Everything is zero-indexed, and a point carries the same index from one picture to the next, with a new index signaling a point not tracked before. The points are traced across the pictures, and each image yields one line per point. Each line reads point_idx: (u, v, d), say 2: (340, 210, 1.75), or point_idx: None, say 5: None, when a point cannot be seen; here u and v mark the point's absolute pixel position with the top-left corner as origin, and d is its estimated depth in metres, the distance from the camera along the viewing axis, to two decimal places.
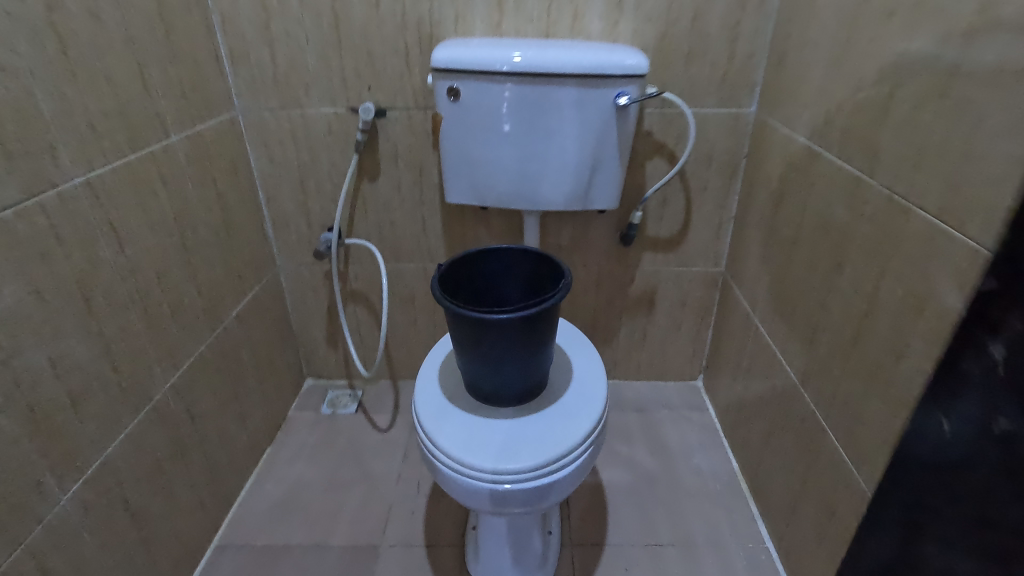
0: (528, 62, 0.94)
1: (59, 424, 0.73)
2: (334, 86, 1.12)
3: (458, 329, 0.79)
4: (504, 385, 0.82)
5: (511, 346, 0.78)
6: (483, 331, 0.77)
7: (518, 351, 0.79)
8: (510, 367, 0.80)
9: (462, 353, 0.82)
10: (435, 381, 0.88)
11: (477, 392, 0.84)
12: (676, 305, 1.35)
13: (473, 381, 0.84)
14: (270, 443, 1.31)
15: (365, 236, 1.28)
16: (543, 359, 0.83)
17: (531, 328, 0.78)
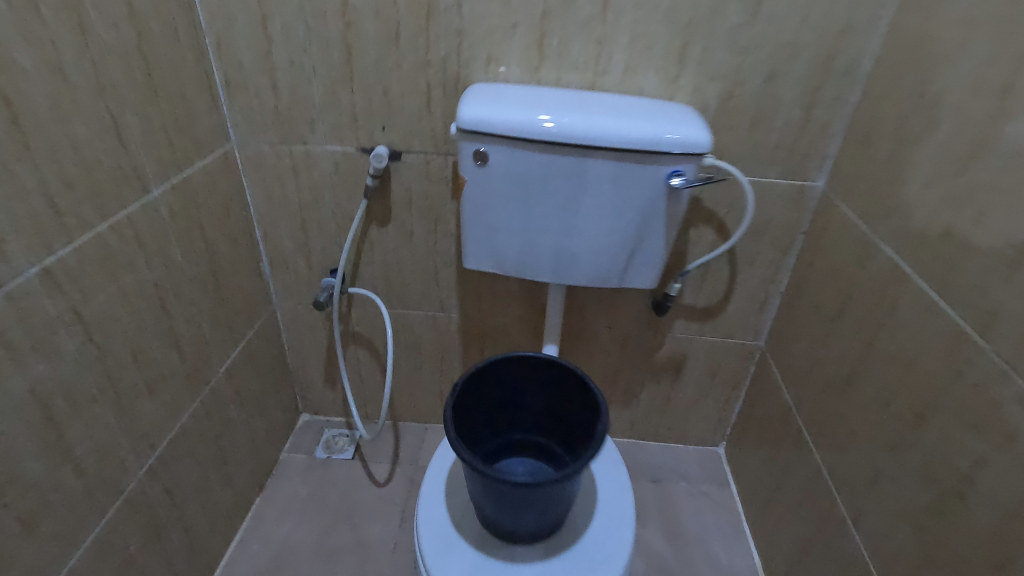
0: (563, 128, 0.81)
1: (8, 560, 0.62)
2: (343, 122, 0.97)
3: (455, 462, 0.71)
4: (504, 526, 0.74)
5: (513, 500, 0.68)
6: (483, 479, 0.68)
7: (523, 505, 0.69)
8: (512, 516, 0.71)
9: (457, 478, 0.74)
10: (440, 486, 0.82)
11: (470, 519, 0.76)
12: (706, 374, 1.24)
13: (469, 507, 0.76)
14: (259, 492, 1.22)
15: (371, 282, 1.15)
16: (555, 512, 0.73)
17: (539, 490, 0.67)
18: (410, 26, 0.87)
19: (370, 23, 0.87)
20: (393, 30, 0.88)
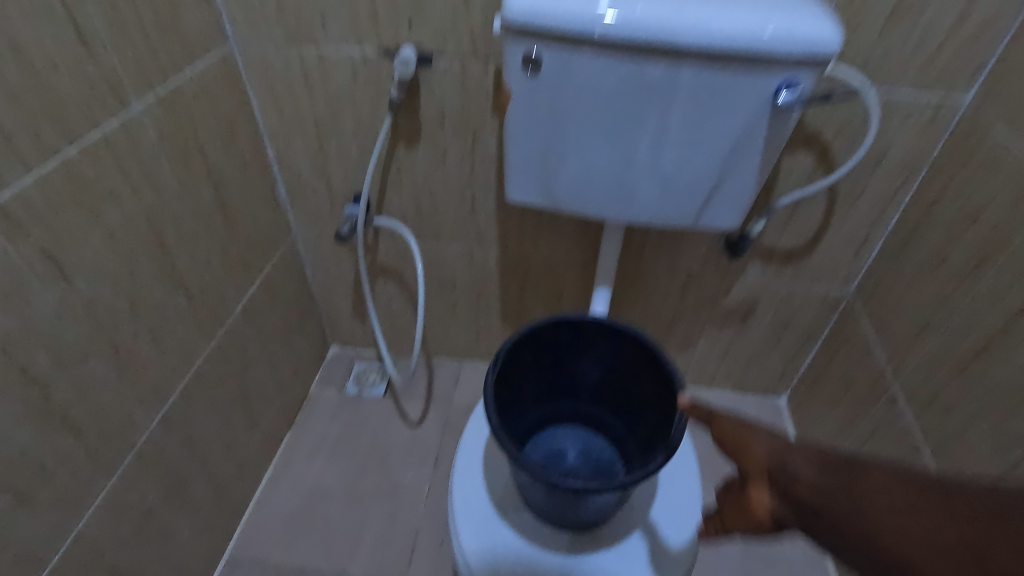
0: (632, 23, 0.61)
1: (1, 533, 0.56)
2: (360, 17, 0.79)
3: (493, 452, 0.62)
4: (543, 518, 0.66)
5: (557, 498, 0.60)
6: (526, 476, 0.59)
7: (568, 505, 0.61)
8: (555, 511, 0.63)
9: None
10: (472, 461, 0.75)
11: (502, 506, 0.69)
12: (778, 323, 1.08)
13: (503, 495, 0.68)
14: (288, 430, 1.17)
15: (400, 211, 1.01)
16: (603, 513, 0.65)
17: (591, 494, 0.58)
18: None
19: None
20: None
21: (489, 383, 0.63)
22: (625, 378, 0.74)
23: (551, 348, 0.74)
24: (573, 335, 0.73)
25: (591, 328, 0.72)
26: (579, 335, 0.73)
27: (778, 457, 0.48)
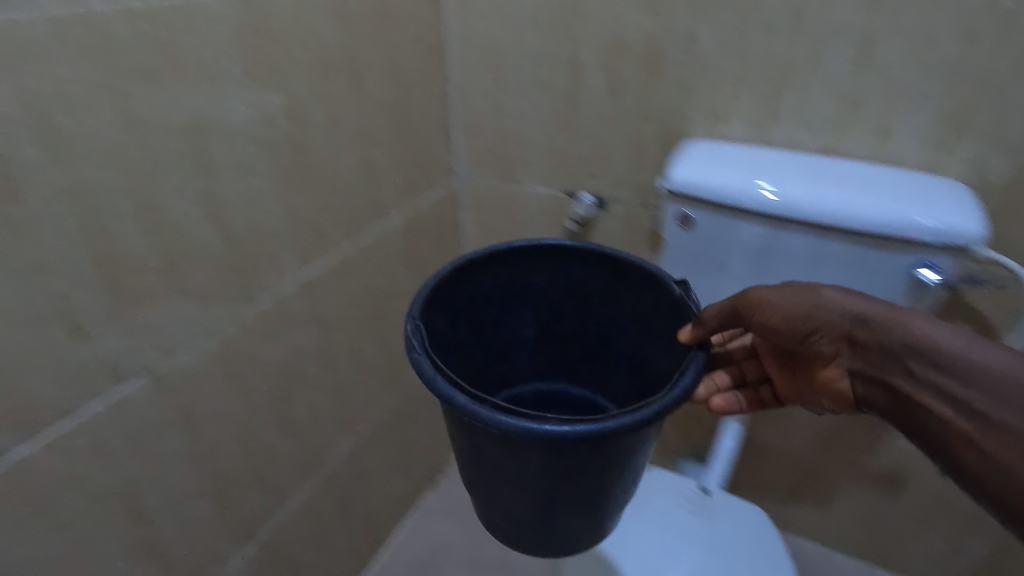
0: (786, 201, 0.73)
1: (238, 502, 0.79)
2: (556, 168, 1.00)
3: (500, 447, 0.56)
4: (583, 506, 0.63)
5: (573, 464, 0.56)
6: (549, 455, 0.55)
7: (594, 471, 0.58)
8: (593, 484, 0.60)
9: (501, 473, 0.60)
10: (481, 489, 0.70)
11: (543, 522, 0.64)
12: (933, 500, 1.00)
13: (530, 509, 0.63)
14: (428, 488, 1.33)
15: None
16: (640, 464, 0.64)
17: (620, 443, 0.55)
18: (634, 79, 0.86)
19: (595, 79, 0.89)
20: (616, 85, 0.88)
21: (429, 370, 0.56)
22: (565, 316, 0.80)
23: (473, 321, 0.75)
24: (496, 276, 0.74)
25: (522, 260, 0.75)
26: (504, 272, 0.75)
27: (860, 326, 0.56)
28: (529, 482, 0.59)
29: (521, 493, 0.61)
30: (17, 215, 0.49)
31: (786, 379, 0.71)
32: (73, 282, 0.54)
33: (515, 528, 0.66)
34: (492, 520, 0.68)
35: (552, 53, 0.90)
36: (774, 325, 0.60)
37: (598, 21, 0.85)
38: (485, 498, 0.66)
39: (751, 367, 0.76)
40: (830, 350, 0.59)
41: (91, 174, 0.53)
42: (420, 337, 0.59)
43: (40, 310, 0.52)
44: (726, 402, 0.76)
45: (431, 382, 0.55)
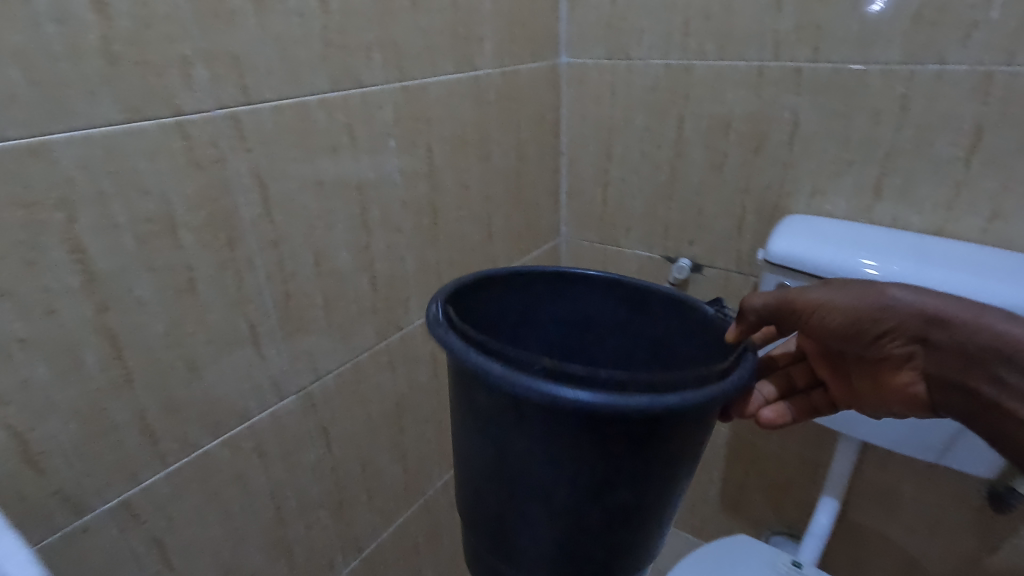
0: (889, 278, 0.75)
1: (351, 515, 0.88)
2: (656, 231, 1.06)
3: (539, 434, 0.50)
4: (617, 525, 0.54)
5: (615, 462, 0.50)
6: (595, 443, 0.49)
7: (642, 471, 0.51)
8: (639, 491, 0.53)
9: (533, 472, 0.52)
10: (495, 524, 0.59)
11: (574, 543, 0.56)
12: None
13: (565, 527, 0.54)
14: None
15: None
16: (684, 481, 0.56)
17: (669, 435, 0.49)
18: (736, 156, 0.92)
19: (698, 153, 0.95)
20: (718, 161, 0.94)
21: (462, 347, 0.50)
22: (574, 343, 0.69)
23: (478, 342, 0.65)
24: (495, 303, 0.65)
25: (534, 287, 0.67)
26: (512, 299, 0.66)
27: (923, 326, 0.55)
28: (568, 484, 0.52)
29: (556, 500, 0.53)
30: (235, 258, 0.62)
31: (837, 381, 0.68)
32: (263, 313, 0.67)
33: (538, 552, 0.57)
34: (513, 550, 0.59)
35: (658, 129, 0.98)
36: (840, 327, 0.58)
37: (704, 103, 0.92)
38: (508, 521, 0.57)
39: (800, 371, 0.72)
40: (902, 352, 0.58)
41: (285, 227, 0.66)
42: (447, 319, 0.54)
43: (237, 333, 0.65)
44: (776, 413, 0.69)
45: (465, 356, 0.49)
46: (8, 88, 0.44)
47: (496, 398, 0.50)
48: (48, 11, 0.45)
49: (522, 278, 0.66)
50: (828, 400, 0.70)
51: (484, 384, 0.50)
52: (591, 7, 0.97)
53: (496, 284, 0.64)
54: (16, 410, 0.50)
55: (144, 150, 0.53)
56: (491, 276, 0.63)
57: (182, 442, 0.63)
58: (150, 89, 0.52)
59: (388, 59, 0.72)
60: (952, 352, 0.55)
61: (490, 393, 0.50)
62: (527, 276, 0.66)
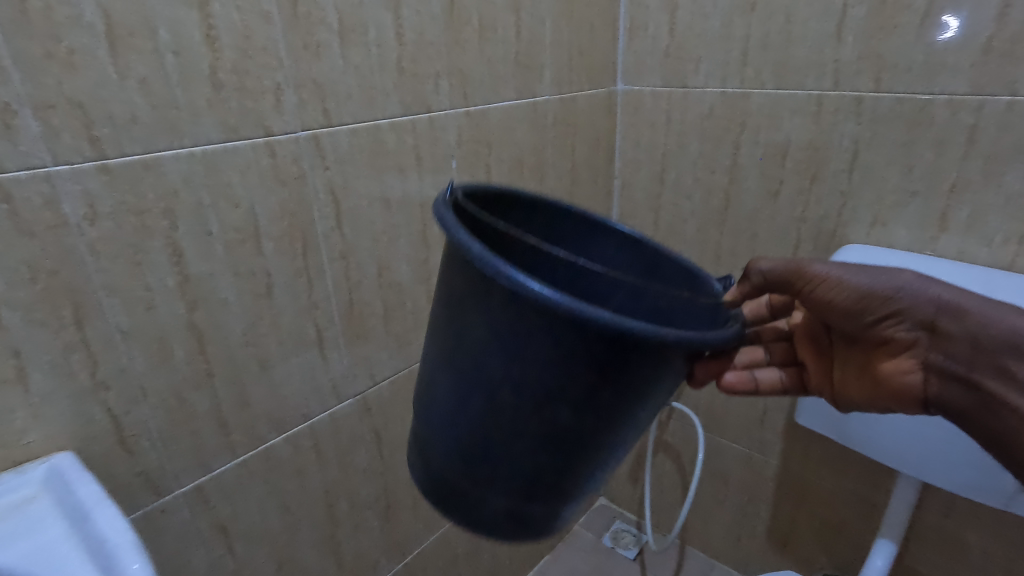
0: None
1: (397, 520, 0.90)
2: (707, 257, 1.06)
3: (496, 326, 0.44)
4: (549, 457, 0.48)
5: (578, 396, 0.44)
6: (548, 348, 0.43)
7: (589, 399, 0.45)
8: (582, 422, 0.46)
9: (476, 368, 0.46)
10: (427, 425, 0.53)
11: (494, 461, 0.48)
12: None
13: (488, 452, 0.48)
14: (549, 550, 1.32)
15: (694, 401, 1.15)
16: (630, 430, 0.50)
17: (629, 363, 0.43)
18: (793, 184, 0.91)
19: (753, 180, 0.95)
20: (774, 188, 0.93)
21: (452, 219, 0.46)
22: None
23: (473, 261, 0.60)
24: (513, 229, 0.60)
25: (556, 223, 0.63)
26: (530, 228, 0.62)
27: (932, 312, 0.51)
28: (509, 394, 0.45)
29: (488, 408, 0.46)
30: (308, 267, 0.67)
31: (814, 363, 0.63)
32: (328, 319, 0.71)
33: (456, 459, 0.50)
34: (435, 450, 0.53)
35: (712, 155, 0.99)
36: (844, 305, 0.53)
37: (761, 131, 0.92)
38: (436, 419, 0.51)
39: (779, 348, 0.66)
40: (904, 338, 0.53)
41: (353, 240, 0.71)
42: (454, 198, 0.50)
43: (305, 336, 0.70)
44: (741, 379, 0.62)
45: (449, 227, 0.45)
46: (131, 111, 0.51)
47: (468, 278, 0.45)
48: (168, 44, 0.51)
49: (548, 208, 0.62)
50: (796, 378, 0.64)
51: (462, 260, 0.45)
52: (649, 37, 0.99)
53: (518, 207, 0.60)
54: (115, 394, 0.55)
55: (237, 166, 0.58)
56: (515, 193, 0.59)
57: (250, 435, 0.67)
58: (246, 112, 0.58)
59: (454, 86, 0.77)
60: (963, 344, 0.50)
61: (464, 272, 0.45)
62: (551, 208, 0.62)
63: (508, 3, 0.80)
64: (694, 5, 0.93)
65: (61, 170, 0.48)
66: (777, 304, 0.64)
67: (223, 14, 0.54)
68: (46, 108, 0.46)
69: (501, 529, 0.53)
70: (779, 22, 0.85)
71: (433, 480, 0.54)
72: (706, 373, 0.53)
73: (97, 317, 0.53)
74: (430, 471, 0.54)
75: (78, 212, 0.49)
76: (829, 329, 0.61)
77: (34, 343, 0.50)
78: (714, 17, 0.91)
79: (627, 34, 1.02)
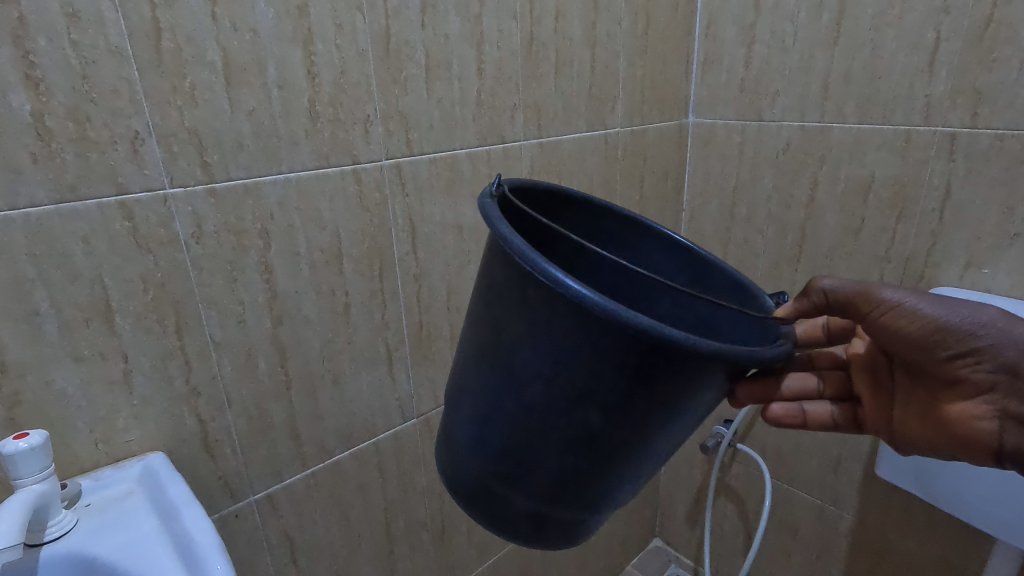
0: None
1: (450, 544, 0.90)
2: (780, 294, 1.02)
3: (533, 324, 0.42)
4: (578, 465, 0.45)
5: (611, 405, 0.41)
6: (583, 351, 0.40)
7: (621, 407, 0.42)
8: (614, 431, 0.43)
9: (510, 365, 0.44)
10: (455, 417, 0.51)
11: (521, 462, 0.46)
12: None
13: (511, 450, 0.46)
14: None
15: (760, 444, 1.09)
16: (664, 443, 0.46)
17: (668, 374, 0.40)
18: (876, 222, 0.87)
19: (832, 217, 0.92)
20: (856, 225, 0.89)
21: (495, 212, 0.43)
22: None
23: None
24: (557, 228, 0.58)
25: (602, 221, 0.59)
26: (574, 229, 0.59)
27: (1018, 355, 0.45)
28: (536, 392, 0.43)
29: (516, 406, 0.44)
30: (383, 288, 0.70)
31: (871, 398, 0.57)
32: (398, 339, 0.74)
33: (479, 452, 0.48)
34: (460, 444, 0.50)
35: (787, 189, 0.96)
36: (914, 335, 0.48)
37: (842, 166, 0.89)
38: (462, 406, 0.49)
39: (832, 379, 0.59)
40: (980, 380, 0.47)
41: (426, 263, 0.73)
42: (499, 190, 0.48)
43: (376, 355, 0.72)
44: (786, 410, 0.58)
45: (491, 218, 0.43)
46: (238, 140, 0.55)
47: (506, 273, 0.43)
48: (275, 79, 0.56)
49: (595, 208, 0.59)
50: (849, 412, 0.59)
51: (501, 253, 0.43)
52: (724, 70, 0.99)
53: (565, 205, 0.57)
54: (204, 401, 0.59)
55: (326, 191, 0.62)
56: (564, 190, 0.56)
57: (320, 448, 0.70)
58: (337, 141, 0.61)
59: (529, 118, 0.79)
60: None
61: (502, 267, 0.43)
62: (599, 208, 0.59)
63: (584, 39, 0.82)
64: (772, 39, 0.92)
65: (174, 192, 0.52)
66: (835, 327, 0.60)
67: (324, 53, 0.58)
68: (168, 136, 0.51)
69: (523, 531, 0.50)
70: (864, 55, 0.83)
71: (456, 475, 0.52)
72: (747, 395, 0.50)
73: (193, 328, 0.57)
74: (453, 465, 0.52)
75: (186, 230, 0.54)
76: (891, 360, 0.55)
77: (138, 349, 0.54)
78: (793, 51, 0.90)
79: (700, 68, 1.02)
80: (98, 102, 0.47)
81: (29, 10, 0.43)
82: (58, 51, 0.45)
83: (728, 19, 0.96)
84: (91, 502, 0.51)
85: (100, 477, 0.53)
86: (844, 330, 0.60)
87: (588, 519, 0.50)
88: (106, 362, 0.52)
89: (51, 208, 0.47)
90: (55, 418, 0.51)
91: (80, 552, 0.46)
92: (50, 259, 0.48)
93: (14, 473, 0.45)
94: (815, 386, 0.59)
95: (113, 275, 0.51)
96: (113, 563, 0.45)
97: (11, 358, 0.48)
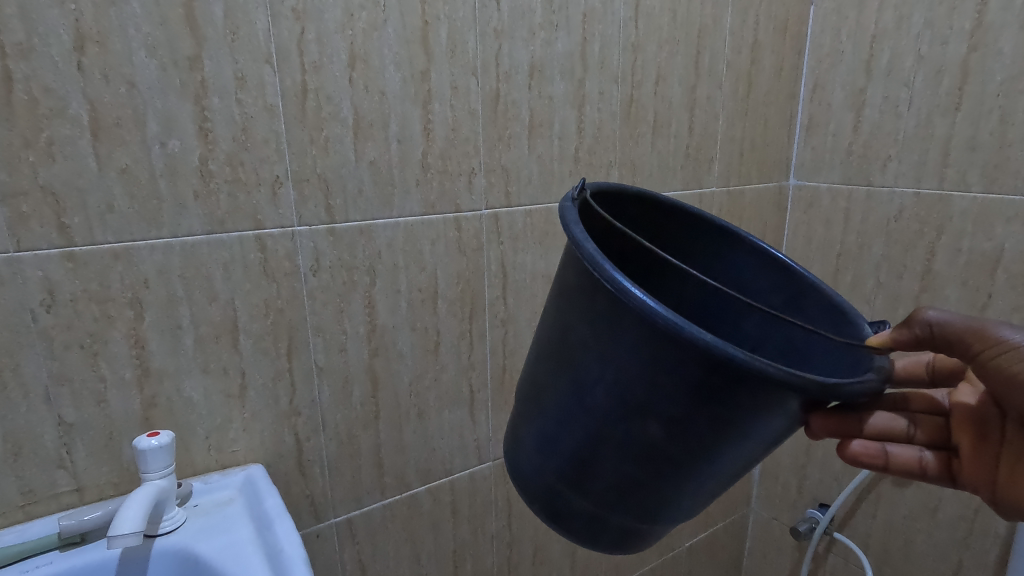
0: None
1: None
2: None
3: (599, 332, 0.41)
4: (636, 475, 0.43)
5: (675, 418, 0.40)
6: (644, 361, 0.39)
7: (686, 422, 0.40)
8: (674, 446, 0.41)
9: (573, 372, 0.44)
10: (520, 418, 0.51)
11: (579, 464, 0.45)
12: None
13: (571, 449, 0.45)
14: None
15: (862, 536, 0.98)
16: (729, 465, 0.44)
17: (731, 394, 0.38)
18: (1006, 300, 0.79)
19: (952, 291, 0.84)
20: (981, 302, 0.82)
21: (574, 217, 0.43)
22: None
23: None
24: (645, 237, 0.56)
25: (692, 233, 0.57)
26: (663, 237, 0.56)
27: None
28: (601, 397, 0.42)
29: (579, 408, 0.44)
30: (472, 330, 0.73)
31: (970, 451, 0.49)
32: (481, 381, 0.76)
33: (541, 449, 0.48)
34: (523, 442, 0.50)
35: (900, 258, 0.90)
36: None
37: (965, 237, 0.82)
38: (528, 406, 0.49)
39: (926, 423, 0.52)
40: None
41: (514, 309, 0.76)
42: (582, 196, 0.47)
43: (460, 395, 0.74)
44: (867, 447, 0.49)
45: (569, 223, 0.42)
46: (360, 186, 0.61)
47: (578, 282, 0.43)
48: (395, 134, 0.62)
49: (688, 217, 0.56)
50: (941, 462, 0.51)
51: (575, 260, 0.43)
52: (830, 134, 0.96)
53: (655, 214, 0.55)
54: (301, 421, 0.64)
55: (428, 235, 0.67)
56: (654, 199, 0.54)
57: (399, 480, 0.72)
58: (443, 191, 0.67)
59: (624, 175, 0.81)
60: None
61: (577, 286, 0.43)
62: (691, 217, 0.56)
63: (684, 102, 0.84)
64: (885, 103, 0.89)
65: (299, 228, 0.59)
66: (941, 368, 0.55)
67: (440, 112, 0.64)
68: (302, 181, 0.58)
69: (578, 532, 0.49)
70: (992, 122, 0.78)
71: (517, 471, 0.51)
72: (824, 427, 0.44)
73: (301, 353, 0.62)
74: (515, 461, 0.51)
75: (304, 262, 0.60)
76: (1005, 413, 0.48)
77: (252, 367, 0.60)
78: (908, 115, 0.86)
79: (804, 132, 1.00)
80: (252, 149, 0.55)
81: (209, 74, 0.52)
82: (227, 108, 0.53)
83: (836, 83, 0.94)
84: (199, 503, 0.56)
85: (208, 481, 0.58)
86: (950, 372, 0.55)
87: (646, 533, 0.49)
88: (226, 376, 0.58)
89: (201, 238, 0.54)
90: (180, 422, 0.57)
91: (184, 548, 0.50)
92: (193, 281, 0.55)
93: (144, 467, 0.51)
94: (905, 428, 0.51)
95: (241, 299, 0.57)
96: (211, 561, 0.49)
97: (155, 364, 0.55)
